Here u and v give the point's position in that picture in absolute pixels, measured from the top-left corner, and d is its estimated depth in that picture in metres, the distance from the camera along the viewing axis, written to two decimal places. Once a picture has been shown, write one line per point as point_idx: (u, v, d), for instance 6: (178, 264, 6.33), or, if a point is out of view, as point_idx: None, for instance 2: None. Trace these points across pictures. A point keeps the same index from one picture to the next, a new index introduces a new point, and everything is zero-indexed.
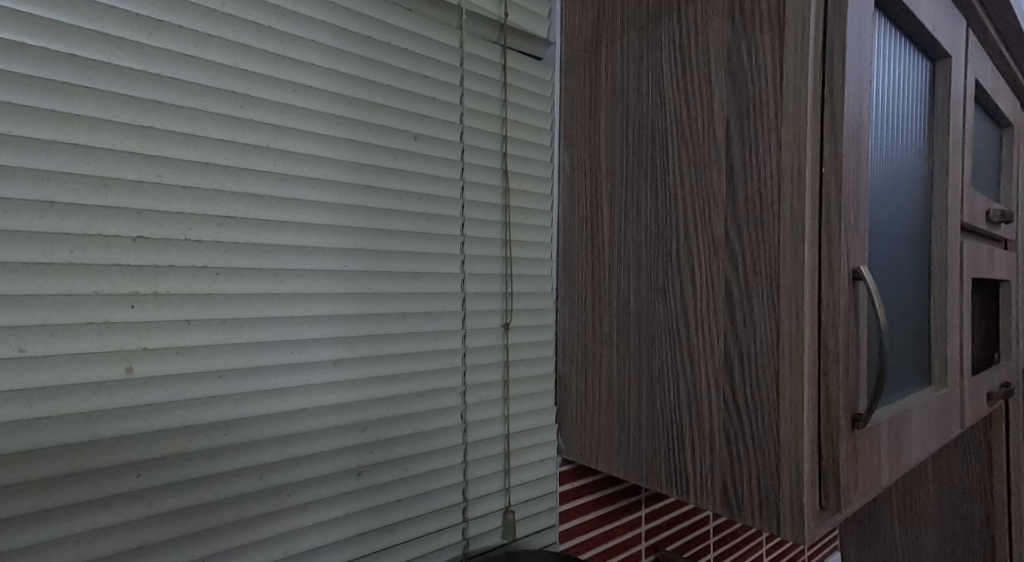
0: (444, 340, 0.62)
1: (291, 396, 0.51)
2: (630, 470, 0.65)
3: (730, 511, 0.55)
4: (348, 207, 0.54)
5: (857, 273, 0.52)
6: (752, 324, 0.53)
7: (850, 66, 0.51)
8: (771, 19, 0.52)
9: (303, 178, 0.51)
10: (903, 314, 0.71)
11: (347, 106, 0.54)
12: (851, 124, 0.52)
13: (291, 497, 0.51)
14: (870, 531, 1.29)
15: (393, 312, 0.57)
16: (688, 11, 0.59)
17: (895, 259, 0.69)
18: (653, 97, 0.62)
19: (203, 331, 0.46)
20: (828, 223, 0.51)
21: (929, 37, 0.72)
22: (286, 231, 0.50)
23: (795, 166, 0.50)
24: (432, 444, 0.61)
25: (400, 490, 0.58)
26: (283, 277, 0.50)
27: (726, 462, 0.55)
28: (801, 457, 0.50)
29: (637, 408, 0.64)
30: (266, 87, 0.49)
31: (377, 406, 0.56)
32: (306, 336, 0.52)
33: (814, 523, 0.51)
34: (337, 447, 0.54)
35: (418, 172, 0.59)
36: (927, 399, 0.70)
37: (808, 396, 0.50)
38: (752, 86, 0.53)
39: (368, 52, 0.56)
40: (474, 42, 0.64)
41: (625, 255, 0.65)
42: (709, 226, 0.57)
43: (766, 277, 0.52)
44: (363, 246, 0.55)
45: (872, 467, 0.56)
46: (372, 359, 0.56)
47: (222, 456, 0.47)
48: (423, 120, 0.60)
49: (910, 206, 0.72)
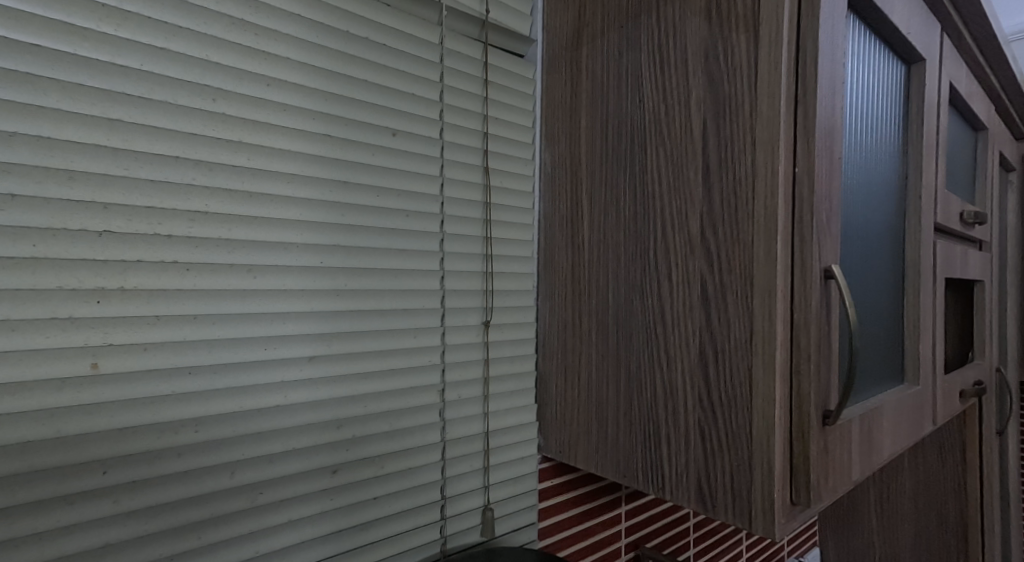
0: (423, 337, 0.61)
1: (264, 393, 0.50)
2: (608, 467, 0.65)
3: (704, 507, 0.56)
4: (324, 203, 0.54)
5: (828, 272, 0.53)
6: (726, 322, 0.54)
7: (823, 67, 0.52)
8: (746, 20, 0.52)
9: (277, 174, 0.51)
10: (876, 313, 0.72)
11: (323, 101, 0.53)
12: (824, 124, 0.52)
13: (263, 494, 0.50)
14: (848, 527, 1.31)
15: (370, 309, 0.57)
16: (666, 11, 0.59)
17: (869, 259, 0.70)
18: (632, 96, 0.62)
19: (173, 327, 0.46)
20: (801, 222, 0.52)
21: (904, 40, 0.73)
22: (260, 227, 0.50)
23: (769, 166, 0.51)
24: (410, 442, 0.60)
25: (376, 488, 0.58)
26: (257, 273, 0.50)
27: (701, 459, 0.56)
28: (773, 453, 0.51)
29: (616, 405, 0.64)
30: (239, 81, 0.49)
31: (353, 404, 0.56)
32: (280, 333, 0.51)
33: (785, 518, 0.51)
34: (312, 444, 0.53)
35: (397, 168, 0.59)
36: (900, 397, 0.71)
37: (780, 393, 0.51)
38: (728, 86, 0.54)
39: (345, 47, 0.55)
40: (454, 39, 0.64)
41: (604, 253, 0.65)
42: (686, 225, 0.57)
43: (740, 275, 0.53)
44: (340, 243, 0.55)
45: (843, 463, 0.57)
46: (349, 356, 0.56)
47: (191, 454, 0.47)
48: (401, 117, 0.59)
49: (884, 207, 0.74)
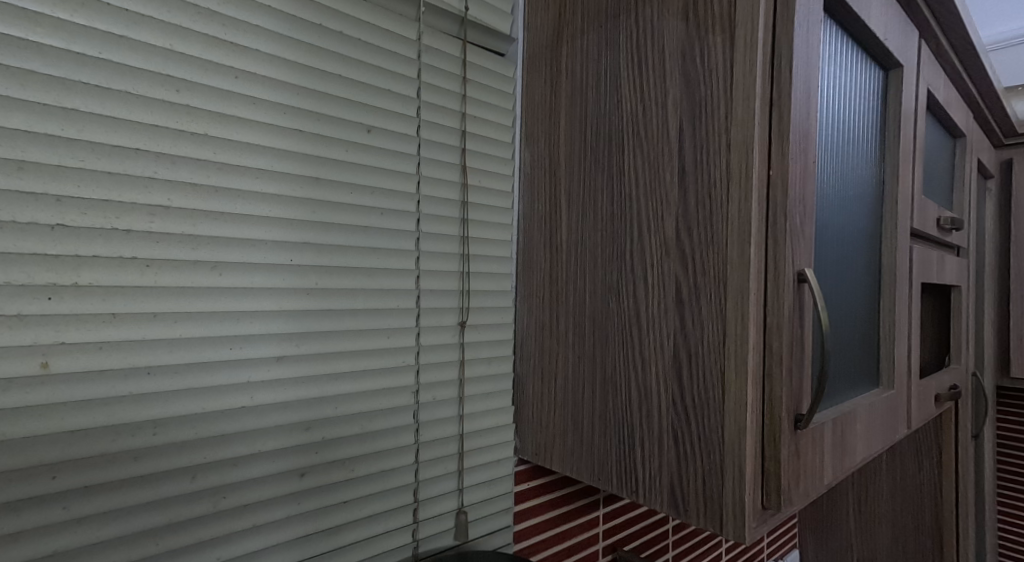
0: (397, 338, 0.60)
1: (228, 393, 0.49)
2: (583, 470, 0.64)
3: (676, 511, 0.56)
4: (294, 200, 0.52)
5: (802, 275, 0.53)
6: (699, 324, 0.54)
7: (798, 70, 0.52)
8: (723, 21, 0.52)
9: (245, 169, 0.50)
10: (850, 316, 0.73)
11: (294, 95, 0.52)
12: (798, 127, 0.52)
13: (226, 498, 0.49)
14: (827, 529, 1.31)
15: (342, 308, 0.56)
16: (645, 11, 0.59)
17: (845, 262, 0.70)
18: (610, 96, 0.62)
19: (131, 325, 0.45)
20: (774, 225, 0.52)
21: (882, 46, 0.73)
22: (227, 223, 0.49)
23: (743, 169, 0.51)
24: (382, 443, 0.59)
25: (345, 491, 0.57)
26: (223, 271, 0.49)
27: (674, 461, 0.56)
28: (744, 457, 0.50)
29: (591, 408, 0.63)
30: (205, 73, 0.47)
31: (323, 405, 0.55)
32: (247, 332, 0.50)
33: (755, 522, 0.51)
34: (279, 446, 0.52)
35: (371, 166, 0.58)
36: (874, 400, 0.72)
37: (752, 397, 0.51)
38: (704, 87, 0.54)
39: (318, 41, 0.54)
40: (433, 35, 0.63)
41: (581, 254, 0.65)
42: (662, 226, 0.57)
43: (714, 278, 0.53)
44: (312, 241, 0.54)
45: (815, 466, 0.56)
46: (320, 356, 0.55)
47: (149, 455, 0.45)
48: (376, 112, 0.58)
49: (860, 210, 0.74)
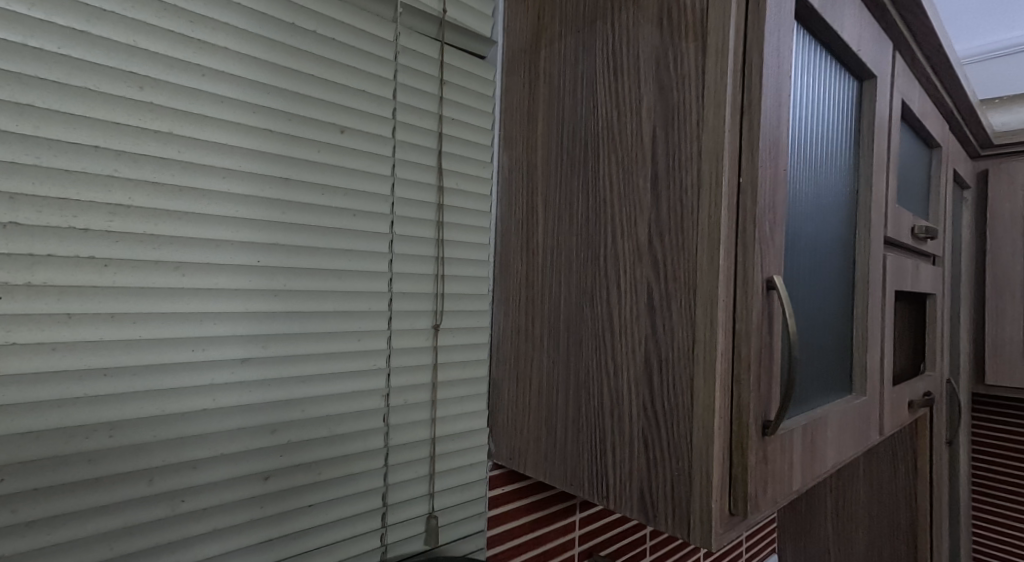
0: (368, 340, 0.60)
1: (191, 396, 0.48)
2: (556, 476, 0.64)
3: (645, 516, 0.55)
4: (262, 200, 0.52)
5: (770, 282, 0.53)
6: (670, 330, 0.54)
7: (768, 79, 0.52)
8: (696, 29, 0.53)
9: (211, 168, 0.49)
10: (823, 323, 0.73)
11: (264, 94, 0.52)
12: (768, 135, 0.53)
13: (185, 502, 0.48)
14: (807, 531, 1.34)
15: (311, 310, 0.55)
16: (621, 17, 0.59)
17: (818, 269, 0.71)
18: (587, 101, 0.62)
19: (87, 325, 0.44)
20: (744, 231, 0.52)
21: (855, 57, 0.74)
22: (190, 223, 0.48)
23: (713, 176, 0.51)
24: (350, 447, 0.59)
25: (311, 495, 0.56)
26: (186, 271, 0.48)
27: (644, 467, 0.56)
28: (711, 463, 0.50)
29: (565, 413, 0.63)
30: (170, 70, 0.47)
31: (290, 407, 0.54)
32: (211, 334, 0.49)
33: (722, 529, 0.51)
34: (242, 449, 0.51)
35: (343, 167, 0.57)
36: (845, 407, 0.73)
37: (720, 403, 0.51)
38: (678, 94, 0.54)
39: (290, 40, 0.53)
40: (410, 36, 0.63)
41: (556, 259, 0.65)
42: (635, 232, 0.57)
43: (684, 284, 0.53)
44: (280, 241, 0.53)
45: (783, 471, 0.57)
46: (287, 359, 0.54)
47: (105, 459, 0.44)
48: (349, 112, 0.58)
49: (833, 218, 0.75)
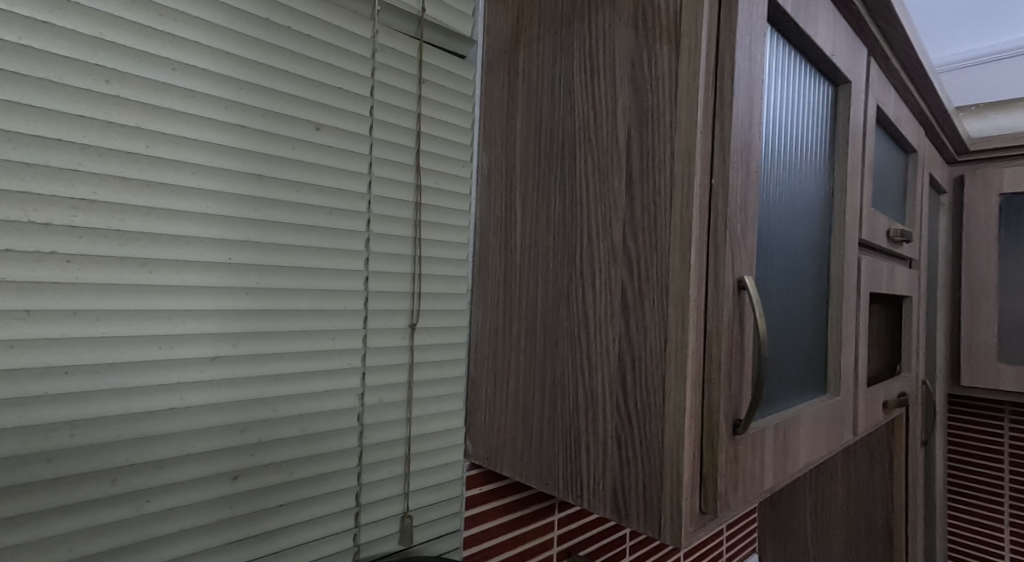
0: (343, 339, 0.59)
1: (158, 394, 0.48)
2: (531, 475, 0.64)
3: (618, 515, 0.56)
4: (233, 197, 0.51)
5: (741, 283, 0.54)
6: (643, 329, 0.54)
7: (740, 81, 0.53)
8: (670, 31, 0.53)
9: (180, 164, 0.48)
10: (796, 324, 0.74)
11: (236, 90, 0.51)
12: (740, 137, 0.53)
13: (150, 502, 0.48)
14: (788, 531, 1.35)
15: (284, 308, 0.55)
16: (597, 18, 0.59)
17: (791, 270, 0.72)
18: (564, 101, 0.62)
19: (49, 322, 0.43)
20: (715, 232, 0.52)
21: (830, 63, 0.75)
22: (158, 219, 0.47)
23: (685, 176, 0.51)
24: (323, 446, 0.58)
25: (282, 495, 0.56)
26: (153, 268, 0.47)
27: (617, 466, 0.56)
28: (681, 462, 0.51)
29: (541, 412, 0.63)
30: (138, 64, 0.46)
31: (260, 406, 0.54)
32: (180, 331, 0.49)
33: (692, 526, 0.52)
34: (211, 448, 0.51)
35: (317, 164, 0.57)
36: (819, 406, 0.73)
37: (690, 401, 0.51)
38: (652, 95, 0.54)
39: (263, 35, 0.53)
40: (388, 34, 0.62)
41: (533, 258, 0.65)
42: (610, 233, 0.57)
43: (657, 283, 0.53)
44: (252, 239, 0.53)
45: (754, 470, 0.57)
46: (258, 357, 0.53)
47: (67, 458, 0.44)
48: (324, 109, 0.57)
49: (808, 221, 0.76)
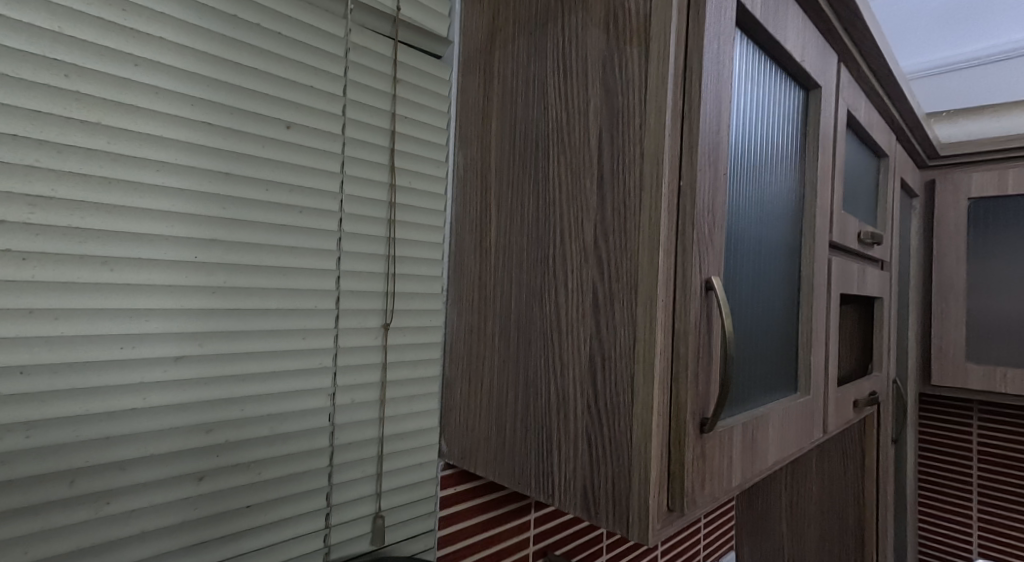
0: (315, 339, 0.59)
1: (120, 394, 0.47)
2: (504, 474, 0.64)
3: (588, 513, 0.56)
4: (199, 195, 0.51)
5: (709, 283, 0.55)
6: (613, 329, 0.54)
7: (707, 85, 0.53)
8: (639, 34, 0.54)
9: (144, 161, 0.48)
10: (767, 323, 0.75)
11: (204, 86, 0.51)
12: (708, 140, 0.54)
13: (111, 504, 0.47)
14: (763, 530, 1.37)
15: (253, 307, 0.54)
16: (570, 20, 0.60)
17: (761, 271, 0.73)
18: (538, 102, 0.63)
19: (5, 321, 0.42)
20: (683, 233, 0.53)
21: (799, 68, 0.77)
22: (120, 217, 0.47)
23: (654, 178, 0.52)
24: (293, 447, 0.58)
25: (249, 496, 0.55)
26: (115, 266, 0.47)
27: (587, 464, 0.56)
28: (648, 460, 0.51)
29: (514, 412, 0.64)
30: (101, 59, 0.45)
31: (227, 406, 0.53)
32: (143, 331, 0.48)
33: (659, 524, 0.52)
34: (175, 449, 0.50)
35: (288, 162, 0.56)
36: (788, 405, 0.75)
37: (658, 400, 0.52)
38: (622, 98, 0.55)
39: (232, 32, 0.52)
40: (362, 33, 0.62)
41: (507, 259, 0.65)
42: (582, 233, 0.58)
43: (627, 283, 0.54)
44: (220, 237, 0.52)
45: (721, 467, 0.58)
46: (225, 357, 0.53)
47: (23, 460, 0.43)
48: (295, 107, 0.57)
49: (778, 222, 0.77)
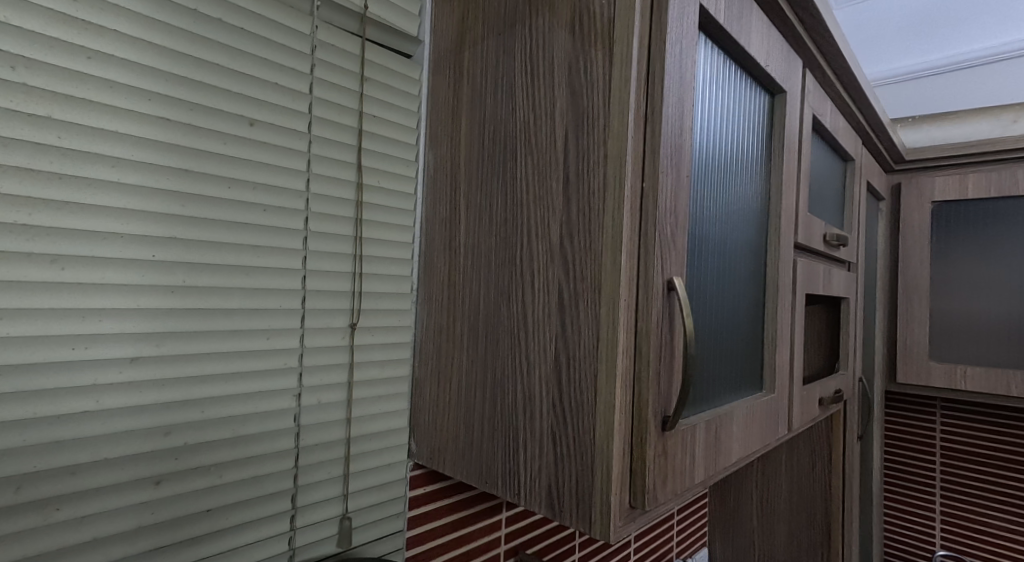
0: (280, 339, 0.58)
1: (71, 397, 0.47)
2: (472, 474, 0.64)
3: (552, 512, 0.57)
4: (156, 192, 0.50)
5: (670, 284, 0.55)
6: (577, 328, 0.55)
7: (670, 88, 0.54)
8: (604, 37, 0.54)
9: (97, 157, 0.47)
10: (732, 322, 0.77)
11: (161, 81, 0.50)
12: (670, 143, 0.55)
13: (60, 510, 0.46)
14: (734, 527, 1.39)
15: (215, 307, 0.54)
16: (538, 22, 0.60)
17: (726, 271, 0.75)
18: (505, 103, 0.63)
19: None
20: (646, 234, 0.54)
21: (764, 73, 0.78)
22: (71, 214, 0.46)
23: (617, 179, 0.53)
24: (256, 449, 0.57)
25: (209, 499, 0.54)
26: (65, 265, 0.46)
27: (552, 463, 0.57)
28: (609, 457, 0.52)
29: (481, 412, 0.64)
30: (51, 51, 0.45)
31: (187, 408, 0.52)
32: (97, 331, 0.48)
33: (620, 521, 0.53)
34: (131, 452, 0.50)
35: (251, 160, 0.56)
36: (752, 403, 0.76)
37: (620, 399, 0.52)
38: (587, 99, 0.55)
39: (192, 26, 0.52)
40: (328, 31, 0.61)
41: (475, 259, 0.65)
42: (548, 233, 0.58)
43: (590, 283, 0.54)
44: (179, 235, 0.51)
45: (683, 465, 0.59)
46: (185, 358, 0.52)
47: None
48: (259, 105, 0.56)
49: (743, 224, 0.78)
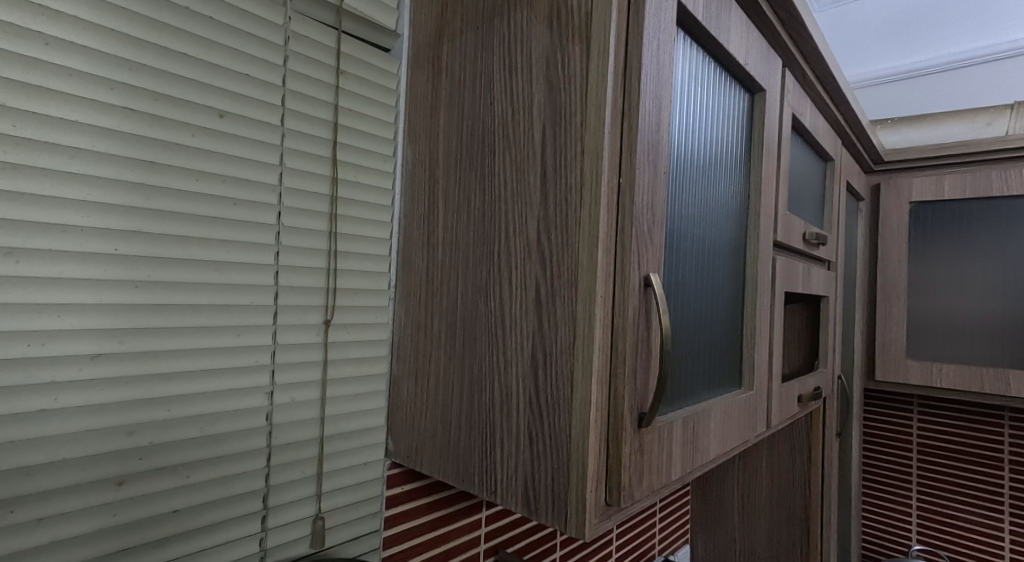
0: (252, 336, 0.57)
1: (28, 395, 0.45)
2: (449, 472, 0.64)
3: (528, 510, 0.56)
4: (119, 184, 0.49)
5: (647, 280, 0.55)
6: (554, 325, 0.55)
7: (647, 84, 0.54)
8: (582, 32, 0.54)
9: (55, 148, 0.46)
10: (710, 318, 0.77)
11: (124, 70, 0.49)
12: (647, 139, 0.55)
13: (15, 512, 0.45)
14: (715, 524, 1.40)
15: (183, 302, 0.53)
16: (516, 16, 0.59)
17: (705, 269, 0.74)
18: (483, 97, 0.62)
19: None
20: (623, 230, 0.53)
21: (743, 71, 0.79)
22: (27, 207, 0.45)
23: (593, 174, 0.52)
24: (226, 448, 0.56)
25: (176, 500, 0.53)
26: (21, 258, 0.45)
27: (528, 461, 0.56)
28: (584, 454, 0.52)
29: (458, 410, 0.63)
30: (5, 37, 0.44)
31: (152, 406, 0.51)
32: (56, 328, 0.46)
33: (596, 518, 0.53)
34: (92, 453, 0.48)
35: (220, 152, 0.54)
36: (731, 400, 0.76)
37: (596, 396, 0.52)
38: (564, 94, 0.55)
39: (157, 14, 0.51)
40: (302, 21, 0.60)
41: (453, 254, 0.64)
42: (525, 229, 0.57)
43: (567, 280, 0.54)
44: (143, 229, 0.50)
45: (660, 461, 0.59)
46: (151, 355, 0.51)
47: None
48: (228, 95, 0.55)
49: (722, 221, 0.78)
